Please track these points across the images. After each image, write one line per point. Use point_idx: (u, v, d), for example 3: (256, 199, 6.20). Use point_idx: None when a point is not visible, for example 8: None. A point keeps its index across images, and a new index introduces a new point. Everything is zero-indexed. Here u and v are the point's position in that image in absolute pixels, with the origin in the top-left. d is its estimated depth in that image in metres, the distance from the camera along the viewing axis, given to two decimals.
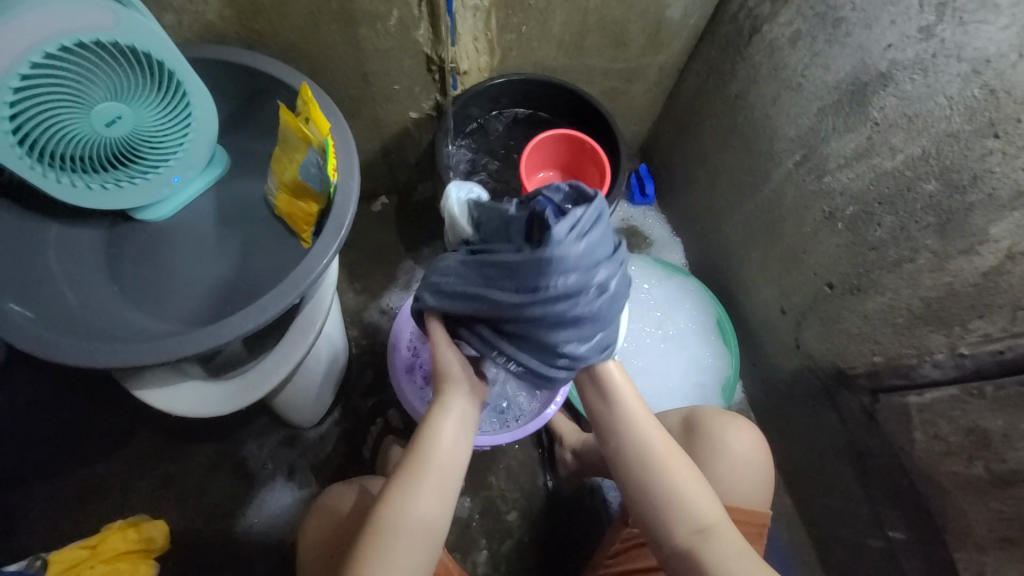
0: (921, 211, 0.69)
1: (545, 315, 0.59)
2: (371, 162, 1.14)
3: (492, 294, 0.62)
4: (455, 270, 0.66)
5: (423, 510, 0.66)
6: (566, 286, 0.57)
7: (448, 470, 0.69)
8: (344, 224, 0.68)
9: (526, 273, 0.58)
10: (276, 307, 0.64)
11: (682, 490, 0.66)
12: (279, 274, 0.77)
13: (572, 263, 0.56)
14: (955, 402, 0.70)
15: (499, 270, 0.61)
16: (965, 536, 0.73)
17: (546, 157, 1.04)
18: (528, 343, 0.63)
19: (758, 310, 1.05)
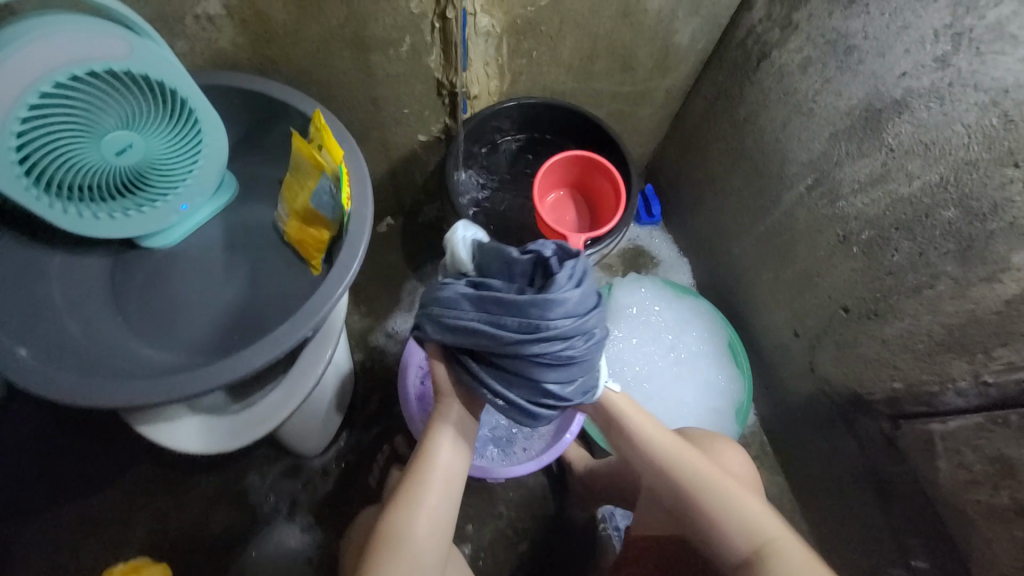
0: (941, 238, 0.69)
1: (542, 353, 0.61)
2: (378, 184, 1.13)
3: (490, 329, 0.62)
4: (451, 299, 0.65)
5: (425, 524, 0.66)
6: (565, 329, 0.61)
7: (448, 484, 0.69)
8: (357, 255, 0.67)
9: (529, 312, 0.60)
10: (288, 340, 0.63)
11: (726, 506, 0.66)
12: (289, 303, 0.75)
13: (572, 308, 0.61)
14: (979, 430, 0.68)
15: (500, 306, 0.62)
16: (990, 566, 0.68)
17: (558, 177, 1.02)
18: (516, 379, 0.65)
19: (770, 332, 1.04)
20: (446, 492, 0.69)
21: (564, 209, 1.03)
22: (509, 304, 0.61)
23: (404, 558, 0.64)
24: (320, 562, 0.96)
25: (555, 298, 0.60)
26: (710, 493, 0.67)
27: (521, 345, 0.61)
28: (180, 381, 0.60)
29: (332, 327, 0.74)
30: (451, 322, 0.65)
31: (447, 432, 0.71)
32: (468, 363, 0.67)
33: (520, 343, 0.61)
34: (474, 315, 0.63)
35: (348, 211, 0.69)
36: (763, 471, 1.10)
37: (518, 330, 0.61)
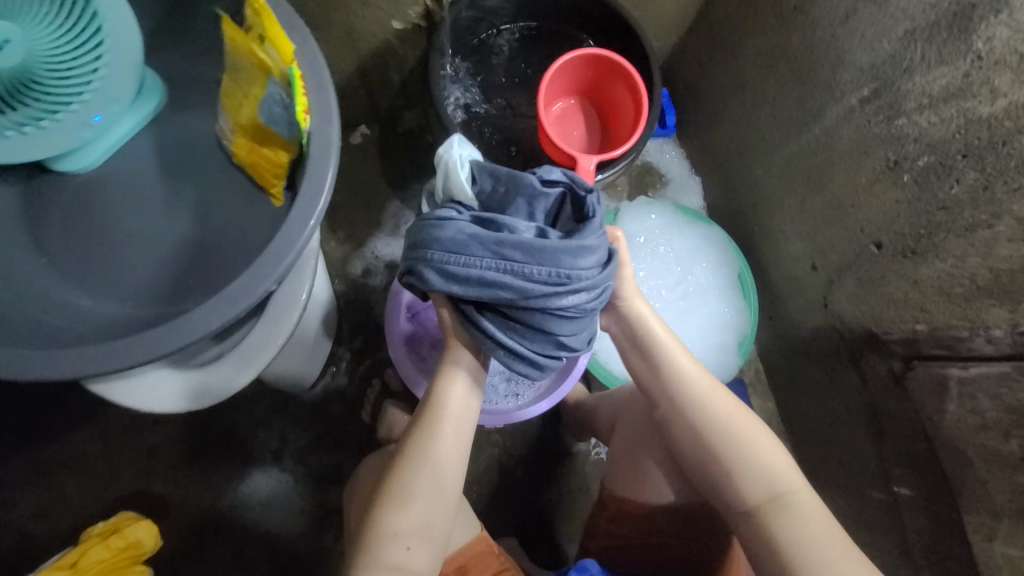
0: (1014, 171, 0.59)
1: (564, 306, 0.55)
2: (348, 85, 0.95)
3: (515, 278, 0.53)
4: (461, 242, 0.54)
5: (431, 479, 0.61)
6: (594, 279, 0.56)
7: (455, 438, 0.63)
8: (325, 189, 0.53)
9: (561, 260, 0.54)
10: (248, 296, 0.51)
11: (748, 458, 0.63)
12: (250, 243, 0.62)
13: (598, 259, 0.56)
14: (1002, 379, 0.65)
15: (527, 254, 0.53)
16: (981, 502, 0.69)
17: (569, 83, 0.85)
18: (528, 333, 0.57)
19: (785, 264, 0.97)
20: (454, 446, 0.63)
21: (572, 123, 0.87)
22: (536, 251, 0.53)
23: (408, 515, 0.60)
24: (312, 493, 0.96)
25: (587, 246, 0.55)
26: (732, 440, 0.64)
27: (546, 296, 0.54)
28: (121, 347, 0.50)
29: (299, 269, 0.65)
30: (460, 269, 0.54)
31: (457, 381, 0.64)
32: (471, 312, 0.58)
33: (549, 294, 0.54)
34: (490, 262, 0.54)
35: (307, 128, 0.54)
36: (755, 398, 1.11)
37: (544, 280, 0.54)
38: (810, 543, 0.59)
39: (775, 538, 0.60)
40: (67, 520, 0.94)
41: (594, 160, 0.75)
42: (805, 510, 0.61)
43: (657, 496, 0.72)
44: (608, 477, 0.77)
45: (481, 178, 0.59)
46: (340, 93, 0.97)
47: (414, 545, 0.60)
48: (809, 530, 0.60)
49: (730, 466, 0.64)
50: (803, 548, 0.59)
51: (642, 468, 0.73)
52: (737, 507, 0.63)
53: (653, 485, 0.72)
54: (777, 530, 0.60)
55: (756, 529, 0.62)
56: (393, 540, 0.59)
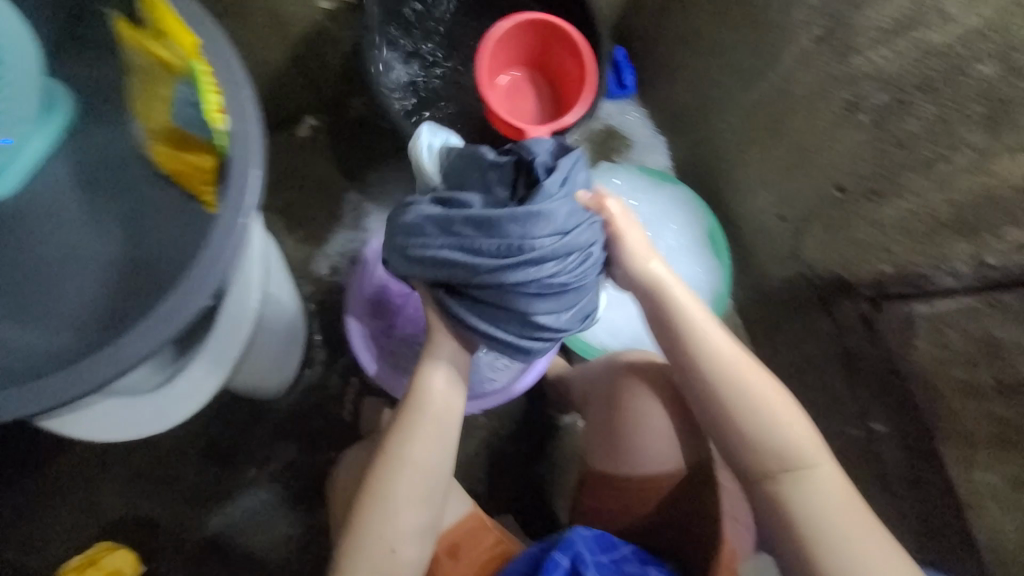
0: (971, 99, 0.57)
1: (525, 279, 0.53)
2: (285, 74, 0.90)
3: (466, 255, 0.54)
4: (418, 225, 0.56)
5: (412, 474, 0.60)
6: (553, 247, 0.53)
7: (438, 430, 0.62)
8: (248, 192, 0.49)
9: (509, 231, 0.52)
10: (182, 315, 0.48)
11: (769, 433, 0.60)
12: (182, 252, 0.56)
13: (558, 224, 0.53)
14: (967, 312, 0.65)
15: (476, 228, 0.53)
16: (958, 433, 0.72)
17: (512, 54, 0.81)
18: (499, 315, 0.56)
19: (752, 216, 0.97)
20: (437, 439, 0.62)
21: (520, 97, 0.83)
22: (482, 225, 0.53)
23: (389, 513, 0.59)
24: (302, 496, 0.95)
25: (540, 212, 0.52)
26: (753, 416, 0.60)
27: (501, 271, 0.53)
28: (54, 384, 0.47)
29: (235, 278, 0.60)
30: (420, 252, 0.56)
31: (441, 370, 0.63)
32: (444, 298, 0.58)
33: (502, 269, 0.53)
34: (444, 243, 0.55)
35: (222, 129, 0.49)
36: None
37: (494, 254, 0.53)
38: (828, 518, 0.57)
39: (793, 514, 0.58)
40: (52, 555, 0.92)
41: (543, 133, 0.73)
42: (829, 486, 0.59)
43: (647, 464, 0.72)
44: (597, 453, 0.76)
45: (450, 162, 0.61)
46: (278, 84, 0.91)
47: (397, 543, 0.59)
48: (827, 505, 0.58)
49: (747, 440, 0.60)
50: (820, 523, 0.57)
51: (626, 436, 0.73)
52: (758, 482, 0.61)
53: (641, 451, 0.72)
54: (796, 505, 0.58)
55: (771, 504, 0.60)
56: (374, 539, 0.58)
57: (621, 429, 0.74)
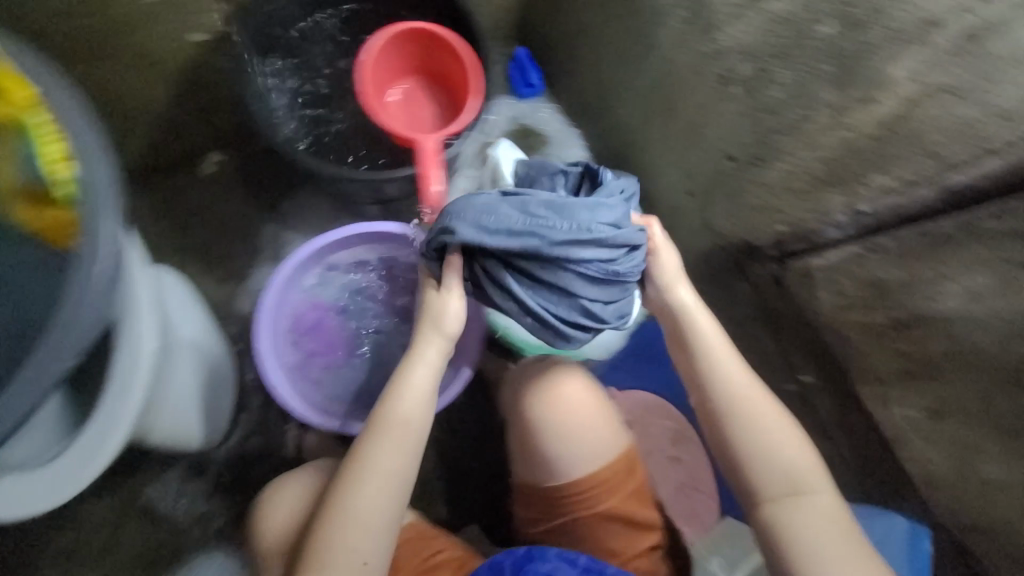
0: (818, 60, 0.60)
1: (587, 261, 0.59)
2: (174, 114, 0.87)
3: (538, 230, 0.58)
4: (492, 204, 0.60)
5: (378, 473, 0.64)
6: (616, 238, 0.60)
7: (410, 430, 0.65)
8: (107, 236, 0.52)
9: (579, 215, 0.59)
10: (59, 364, 0.50)
11: (771, 448, 0.68)
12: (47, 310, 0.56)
13: (619, 219, 0.61)
14: (853, 260, 0.69)
15: (550, 210, 0.59)
16: (869, 372, 0.76)
17: (398, 64, 0.80)
18: (553, 293, 0.60)
19: (665, 194, 0.99)
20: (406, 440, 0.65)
21: (415, 105, 0.82)
22: (558, 207, 0.59)
23: (357, 511, 0.63)
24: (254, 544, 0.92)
25: (605, 207, 0.60)
26: (761, 436, 0.69)
27: (570, 249, 0.58)
28: None
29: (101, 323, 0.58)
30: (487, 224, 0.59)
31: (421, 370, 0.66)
32: (501, 274, 0.60)
33: (569, 246, 0.58)
34: (517, 217, 0.59)
35: (70, 178, 0.53)
36: None
37: (567, 232, 0.58)
38: (812, 530, 0.65)
39: (791, 522, 0.66)
40: None
41: (436, 141, 0.73)
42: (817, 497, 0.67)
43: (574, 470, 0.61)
44: (520, 470, 0.66)
45: None
46: (169, 125, 0.89)
47: (365, 539, 0.62)
48: (816, 520, 0.66)
49: (749, 461, 0.69)
50: (806, 536, 0.65)
51: (540, 444, 0.62)
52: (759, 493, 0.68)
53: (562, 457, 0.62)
54: (786, 520, 0.66)
55: (763, 521, 0.68)
56: (343, 537, 0.62)
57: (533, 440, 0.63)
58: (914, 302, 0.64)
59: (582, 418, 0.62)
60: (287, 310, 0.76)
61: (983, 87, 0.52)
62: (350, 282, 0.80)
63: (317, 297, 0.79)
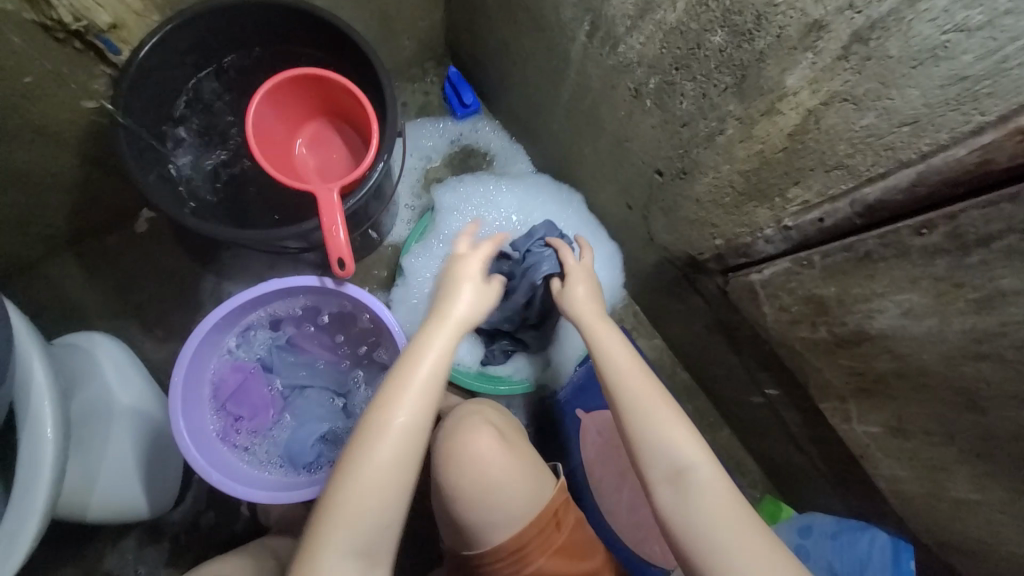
0: (717, 72, 0.55)
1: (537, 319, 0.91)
2: (88, 179, 0.85)
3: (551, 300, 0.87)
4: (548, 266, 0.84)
5: (396, 440, 0.55)
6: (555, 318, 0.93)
7: (432, 387, 0.58)
8: None
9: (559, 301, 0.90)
10: None
11: (661, 433, 0.61)
12: None
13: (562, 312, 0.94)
14: (789, 274, 0.63)
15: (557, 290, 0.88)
16: (827, 388, 0.69)
17: (299, 111, 0.78)
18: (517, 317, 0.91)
19: (608, 208, 0.95)
20: (429, 396, 0.57)
21: (326, 149, 0.80)
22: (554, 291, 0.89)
23: (376, 480, 0.54)
24: None
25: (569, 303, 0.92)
26: (656, 422, 0.62)
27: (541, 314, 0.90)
28: None
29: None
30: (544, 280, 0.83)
31: (444, 332, 0.61)
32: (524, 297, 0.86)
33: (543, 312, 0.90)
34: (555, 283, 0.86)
35: None
36: (641, 340, 1.09)
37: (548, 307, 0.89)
38: (707, 519, 0.57)
39: (694, 505, 0.58)
40: None
41: (336, 191, 0.68)
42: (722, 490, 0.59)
43: (498, 534, 0.62)
44: (450, 535, 0.66)
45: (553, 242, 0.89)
46: (87, 192, 0.87)
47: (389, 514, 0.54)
48: (712, 506, 0.58)
49: (636, 446, 0.62)
50: (700, 529, 0.57)
51: (473, 509, 0.63)
52: (652, 479, 0.61)
53: (483, 523, 0.62)
54: (685, 511, 0.58)
55: (667, 508, 0.59)
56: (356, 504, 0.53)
57: (456, 508, 0.64)
58: (856, 319, 0.58)
59: (498, 480, 0.63)
60: (207, 376, 0.74)
61: (881, 94, 0.44)
62: (274, 338, 0.80)
63: (238, 358, 0.77)
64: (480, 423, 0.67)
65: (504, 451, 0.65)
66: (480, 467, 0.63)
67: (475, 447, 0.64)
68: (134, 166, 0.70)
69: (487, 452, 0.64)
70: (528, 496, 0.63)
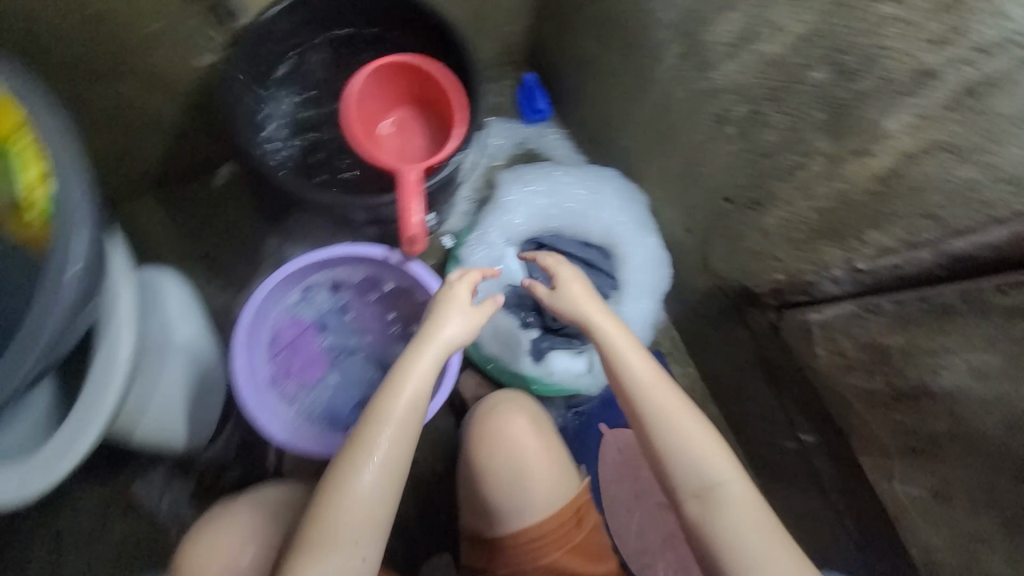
0: (812, 106, 0.57)
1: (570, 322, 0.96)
2: (184, 129, 0.91)
3: None
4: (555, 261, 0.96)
5: (378, 462, 0.57)
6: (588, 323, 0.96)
7: (415, 408, 0.59)
8: (76, 234, 0.53)
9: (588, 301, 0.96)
10: (25, 365, 0.51)
11: (683, 446, 0.60)
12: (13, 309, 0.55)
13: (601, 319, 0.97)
14: (853, 318, 0.62)
15: None
16: (872, 443, 0.67)
17: (394, 93, 0.82)
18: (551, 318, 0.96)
19: (665, 229, 0.96)
20: (410, 419, 0.58)
21: (409, 130, 0.84)
22: None
23: (356, 512, 0.55)
24: None
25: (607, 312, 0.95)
26: (684, 434, 0.61)
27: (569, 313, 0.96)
28: None
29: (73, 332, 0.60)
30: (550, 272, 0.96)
31: (427, 354, 0.61)
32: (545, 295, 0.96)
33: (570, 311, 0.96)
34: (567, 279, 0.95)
35: (43, 171, 0.53)
36: (675, 366, 1.08)
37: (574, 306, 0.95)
38: (742, 537, 0.57)
39: (724, 524, 0.57)
40: None
41: (417, 171, 0.72)
42: (744, 503, 0.58)
43: (516, 518, 0.63)
44: (471, 510, 0.68)
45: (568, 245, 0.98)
46: (179, 140, 0.93)
47: (365, 543, 0.55)
48: (741, 516, 0.58)
49: (666, 458, 0.61)
50: (736, 545, 0.56)
51: (502, 488, 0.65)
52: (678, 491, 0.60)
53: (508, 503, 0.64)
54: (713, 524, 0.58)
55: (695, 518, 0.59)
56: (340, 527, 0.55)
57: (485, 483, 0.66)
58: (919, 374, 0.57)
59: (532, 465, 0.65)
60: (268, 325, 0.77)
61: (983, 148, 0.47)
62: (332, 300, 0.83)
63: (298, 313, 0.81)
64: (521, 411, 0.70)
65: (536, 440, 0.67)
66: (516, 448, 0.66)
67: (512, 430, 0.67)
68: (237, 122, 0.76)
69: (520, 437, 0.67)
70: (550, 487, 0.64)
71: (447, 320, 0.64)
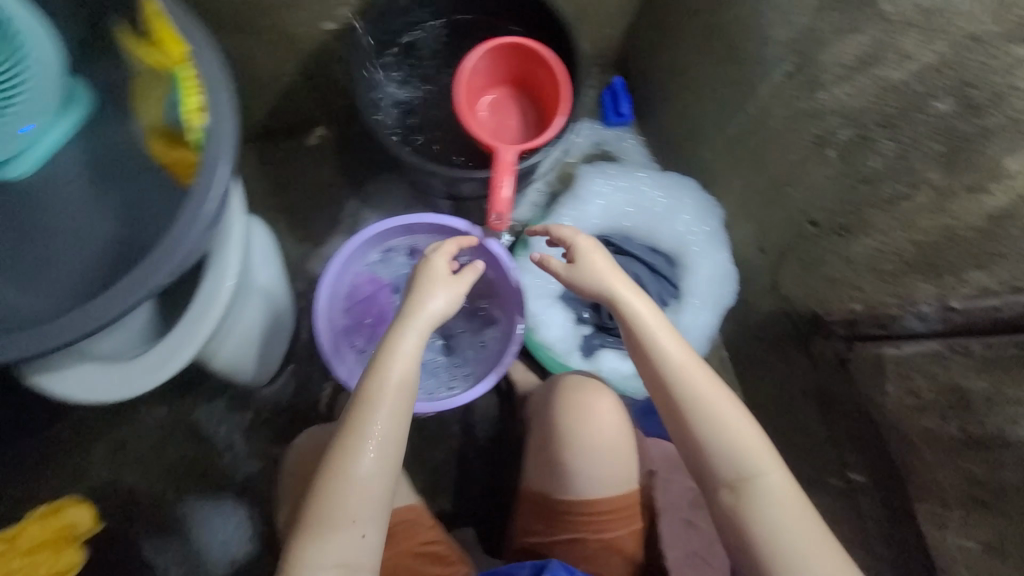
0: (927, 137, 0.58)
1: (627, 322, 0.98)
2: (295, 88, 0.98)
3: None
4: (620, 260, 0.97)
5: (376, 444, 0.56)
6: None
7: (405, 385, 0.59)
8: (221, 166, 0.58)
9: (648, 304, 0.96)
10: (159, 275, 0.56)
11: (714, 431, 0.57)
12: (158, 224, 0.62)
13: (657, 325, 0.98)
14: (933, 358, 0.62)
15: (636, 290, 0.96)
16: (928, 490, 0.64)
17: (497, 75, 0.87)
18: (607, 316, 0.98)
19: (736, 247, 0.96)
20: (403, 397, 0.58)
21: (505, 113, 0.88)
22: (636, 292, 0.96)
23: (358, 494, 0.55)
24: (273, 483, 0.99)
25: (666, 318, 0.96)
26: (716, 420, 0.58)
27: None
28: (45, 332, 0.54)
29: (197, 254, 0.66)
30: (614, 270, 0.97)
31: (416, 330, 0.61)
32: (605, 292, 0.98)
33: None
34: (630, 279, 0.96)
35: (200, 105, 0.59)
36: None
37: None
38: (783, 533, 0.54)
39: (760, 518, 0.55)
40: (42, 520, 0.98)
41: (513, 152, 0.76)
42: (782, 498, 0.55)
43: (590, 488, 0.71)
44: (541, 472, 0.75)
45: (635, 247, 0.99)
46: (289, 97, 1.00)
47: (365, 523, 0.55)
48: (782, 512, 0.55)
49: (701, 443, 0.58)
50: (775, 540, 0.54)
51: (581, 459, 0.72)
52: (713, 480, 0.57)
53: (585, 473, 0.71)
54: (750, 517, 0.55)
55: (730, 508, 0.56)
56: (345, 511, 0.54)
57: (567, 451, 0.73)
58: (998, 422, 0.56)
59: (613, 445, 0.72)
60: (348, 280, 0.83)
61: None
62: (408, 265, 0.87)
63: (376, 273, 0.86)
64: (606, 392, 0.76)
65: (619, 424, 0.74)
66: (602, 427, 0.73)
67: (601, 410, 0.74)
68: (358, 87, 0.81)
69: (605, 416, 0.74)
70: (624, 469, 0.72)
71: (432, 297, 0.63)
